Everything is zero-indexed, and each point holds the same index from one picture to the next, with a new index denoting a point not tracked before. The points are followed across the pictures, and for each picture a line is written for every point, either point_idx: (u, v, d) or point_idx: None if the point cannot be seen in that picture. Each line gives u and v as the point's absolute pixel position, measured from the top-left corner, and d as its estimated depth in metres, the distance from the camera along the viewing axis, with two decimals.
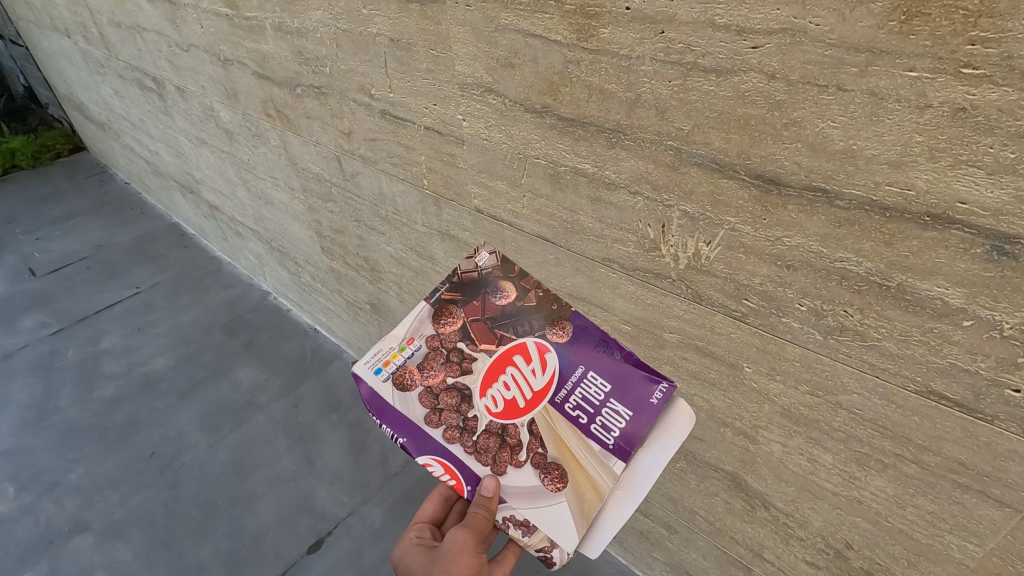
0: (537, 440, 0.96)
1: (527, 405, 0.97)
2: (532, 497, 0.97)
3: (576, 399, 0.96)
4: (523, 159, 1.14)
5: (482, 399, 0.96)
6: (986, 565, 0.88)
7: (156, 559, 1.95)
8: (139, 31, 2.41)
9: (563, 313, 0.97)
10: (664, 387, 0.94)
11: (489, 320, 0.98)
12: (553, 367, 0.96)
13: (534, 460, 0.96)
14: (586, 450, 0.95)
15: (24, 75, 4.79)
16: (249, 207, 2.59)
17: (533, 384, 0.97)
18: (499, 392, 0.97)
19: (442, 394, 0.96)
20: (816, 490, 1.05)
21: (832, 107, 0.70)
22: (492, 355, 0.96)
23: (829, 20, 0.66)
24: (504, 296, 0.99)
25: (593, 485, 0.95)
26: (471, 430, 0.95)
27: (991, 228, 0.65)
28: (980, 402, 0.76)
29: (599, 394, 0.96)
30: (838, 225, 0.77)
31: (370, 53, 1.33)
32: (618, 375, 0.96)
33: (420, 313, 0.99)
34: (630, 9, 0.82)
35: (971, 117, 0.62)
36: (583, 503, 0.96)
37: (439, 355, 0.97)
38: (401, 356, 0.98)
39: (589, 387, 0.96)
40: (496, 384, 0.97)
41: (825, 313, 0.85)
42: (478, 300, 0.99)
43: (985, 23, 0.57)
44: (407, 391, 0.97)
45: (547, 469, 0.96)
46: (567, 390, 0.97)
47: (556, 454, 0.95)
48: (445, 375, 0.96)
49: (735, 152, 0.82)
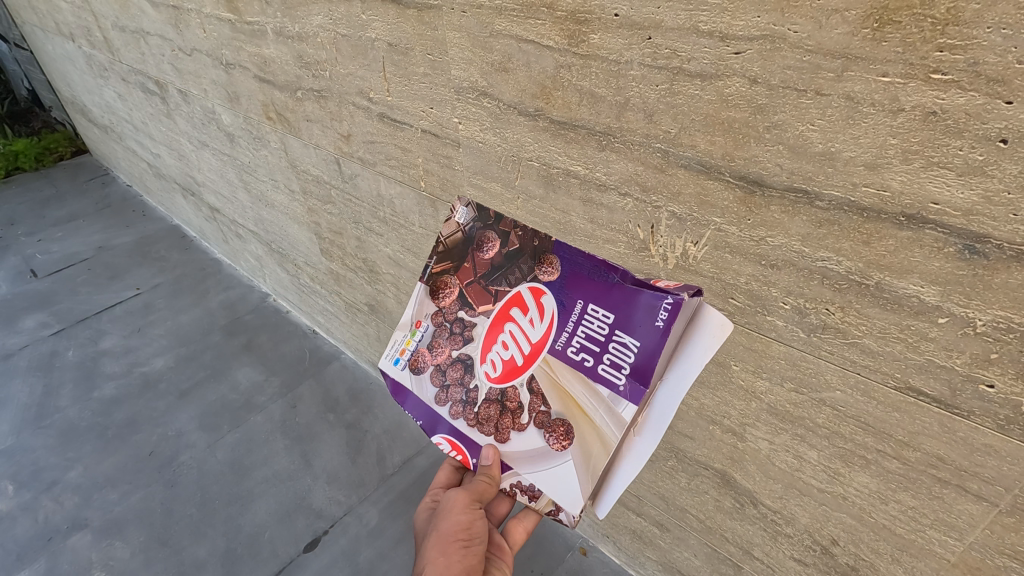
0: (539, 398, 0.87)
1: (525, 361, 0.89)
2: (534, 462, 0.91)
3: (579, 340, 0.83)
4: (517, 161, 1.16)
5: (481, 365, 0.93)
6: (966, 559, 0.90)
7: (153, 557, 1.97)
8: (143, 34, 2.44)
9: (548, 250, 0.87)
10: (670, 302, 0.75)
11: (482, 278, 0.93)
12: (551, 311, 0.86)
13: (538, 420, 0.88)
14: (591, 395, 0.81)
15: (28, 79, 4.83)
16: (249, 209, 2.62)
17: (531, 337, 0.88)
18: (499, 354, 0.92)
19: (448, 368, 0.97)
20: (802, 487, 1.07)
21: (811, 111, 0.73)
22: (491, 316, 0.92)
23: (807, 28, 0.69)
24: (489, 248, 0.93)
25: (599, 434, 0.81)
26: (474, 402, 0.95)
27: (962, 228, 0.68)
28: (956, 397, 0.78)
29: (603, 327, 0.81)
30: (819, 225, 0.79)
31: (369, 57, 1.36)
32: (620, 304, 0.80)
33: (419, 294, 1.00)
34: (619, 15, 0.85)
35: (941, 121, 0.64)
36: (589, 455, 0.83)
37: (444, 330, 0.97)
38: (413, 342, 1.01)
39: (592, 322, 0.82)
40: (496, 345, 0.92)
41: (809, 312, 0.87)
42: (466, 261, 0.95)
43: (951, 31, 0.60)
44: (421, 372, 1.00)
45: (552, 426, 0.87)
46: (568, 332, 0.84)
47: (560, 410, 0.85)
48: (450, 349, 0.96)
49: (719, 154, 0.84)
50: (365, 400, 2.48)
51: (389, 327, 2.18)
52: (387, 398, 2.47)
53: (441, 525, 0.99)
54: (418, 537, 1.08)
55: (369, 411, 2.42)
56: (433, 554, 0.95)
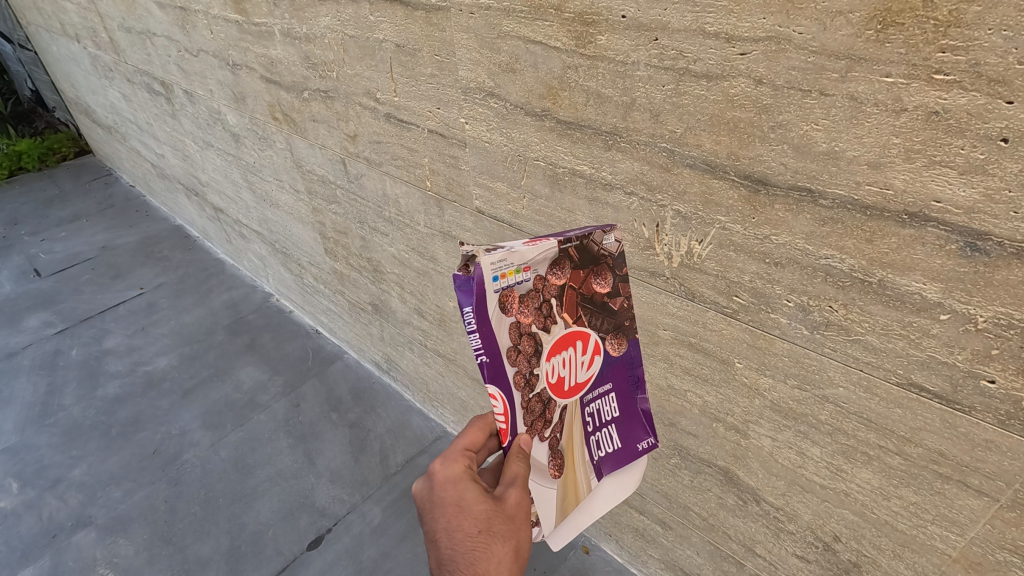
0: (560, 424, 0.83)
1: (569, 390, 0.81)
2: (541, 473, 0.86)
3: (595, 406, 0.86)
4: (523, 161, 1.18)
5: (548, 363, 0.76)
6: (967, 554, 0.91)
7: (157, 554, 1.97)
8: (149, 36, 2.46)
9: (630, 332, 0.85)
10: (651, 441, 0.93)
11: (580, 294, 0.77)
12: (595, 371, 0.84)
13: (551, 441, 0.83)
14: (581, 454, 0.87)
15: (31, 79, 4.86)
16: (253, 209, 2.63)
17: (580, 376, 0.81)
18: (558, 367, 0.78)
19: (526, 336, 0.73)
20: (805, 483, 1.08)
21: (815, 111, 0.74)
22: (568, 328, 0.77)
23: (811, 29, 0.70)
24: (601, 283, 0.79)
25: (572, 490, 0.89)
26: (532, 387, 0.76)
27: (964, 226, 0.69)
28: (958, 393, 0.79)
29: (610, 413, 0.89)
30: (822, 224, 0.80)
31: (375, 58, 1.38)
32: (632, 407, 0.91)
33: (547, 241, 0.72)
34: (626, 17, 0.86)
35: (943, 120, 0.66)
36: (563, 499, 0.89)
37: (538, 300, 0.73)
38: (519, 276, 0.69)
39: (607, 402, 0.88)
40: (561, 356, 0.78)
41: (812, 309, 0.88)
42: (585, 271, 0.77)
43: (954, 33, 0.61)
44: (503, 315, 0.71)
45: (554, 455, 0.85)
46: (595, 394, 0.86)
47: (564, 446, 0.85)
48: (534, 325, 0.74)
49: (724, 154, 0.86)
50: (368, 400, 2.48)
51: (392, 327, 2.20)
52: (390, 397, 2.48)
53: (521, 539, 0.87)
54: (457, 509, 0.90)
55: (372, 410, 2.43)
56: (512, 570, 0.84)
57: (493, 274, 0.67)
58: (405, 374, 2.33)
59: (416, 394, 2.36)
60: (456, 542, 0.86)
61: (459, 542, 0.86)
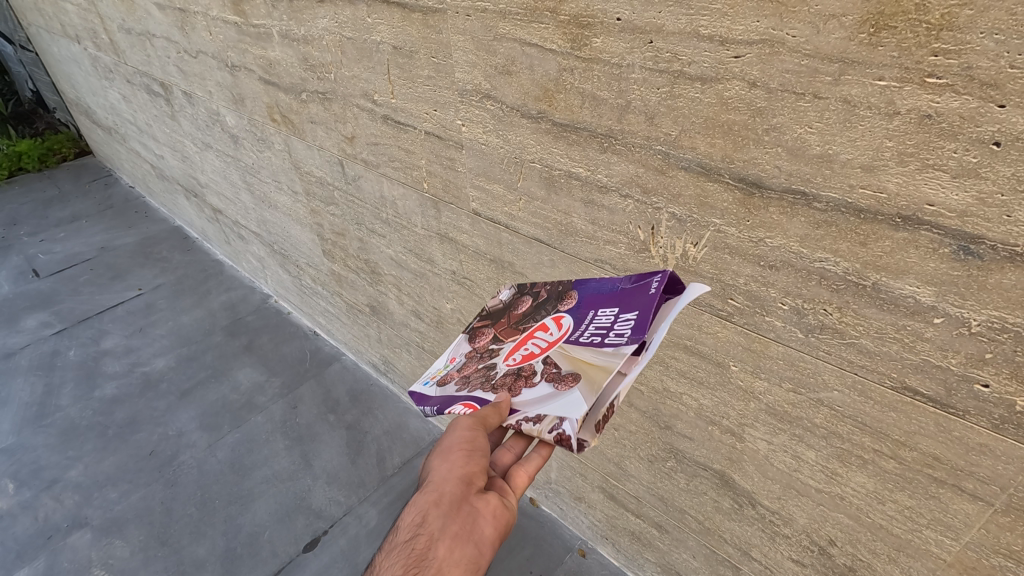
0: (551, 361, 0.89)
1: (542, 350, 0.91)
2: (543, 399, 0.85)
3: (589, 331, 0.87)
4: (519, 163, 1.18)
5: (506, 361, 0.94)
6: (962, 558, 0.91)
7: (153, 556, 1.97)
8: (148, 37, 2.47)
9: (568, 290, 0.99)
10: (661, 276, 0.86)
11: (514, 322, 1.01)
12: (568, 324, 0.92)
13: (549, 376, 0.88)
14: (598, 355, 0.81)
15: (31, 80, 4.87)
16: (252, 210, 2.63)
17: (548, 336, 0.92)
18: (521, 353, 0.94)
19: (474, 373, 0.96)
20: (800, 487, 1.08)
21: (809, 114, 0.74)
22: (515, 340, 0.97)
23: (805, 32, 0.70)
24: (523, 305, 1.03)
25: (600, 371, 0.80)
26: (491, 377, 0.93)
27: (957, 229, 0.69)
28: (952, 397, 0.79)
29: (609, 317, 0.87)
30: (817, 227, 0.80)
31: (373, 60, 1.38)
32: (626, 299, 0.88)
33: (458, 344, 1.07)
34: (621, 19, 0.87)
35: (936, 124, 0.66)
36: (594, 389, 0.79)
37: (474, 358, 1.00)
38: (443, 371, 1.01)
39: (600, 318, 0.88)
40: (520, 349, 0.94)
41: (806, 312, 0.88)
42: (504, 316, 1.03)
43: (946, 36, 0.61)
44: (445, 386, 0.97)
45: (562, 379, 0.85)
46: (580, 330, 0.88)
47: (569, 366, 0.85)
48: (479, 366, 0.96)
49: (719, 156, 0.86)
50: (365, 401, 2.48)
51: (389, 328, 2.19)
52: (388, 398, 2.48)
53: (445, 438, 0.93)
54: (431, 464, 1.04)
55: (370, 412, 2.43)
56: (438, 464, 0.92)
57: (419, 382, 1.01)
58: (402, 376, 2.33)
59: None
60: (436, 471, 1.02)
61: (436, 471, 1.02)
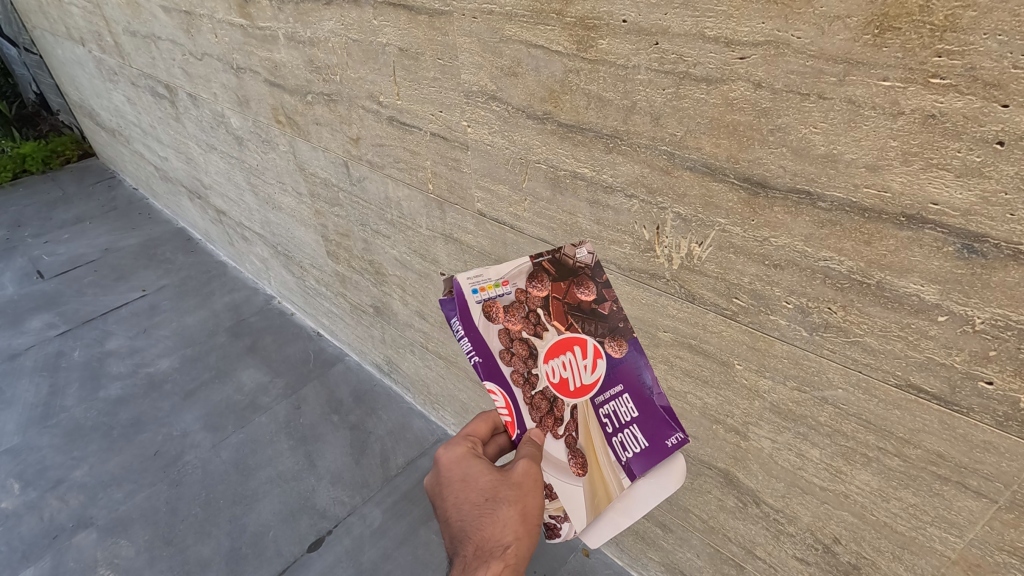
0: (574, 424, 1.01)
1: (575, 391, 1.00)
2: (560, 469, 1.03)
3: (609, 408, 1.02)
4: (524, 163, 1.19)
5: (544, 364, 0.98)
6: (966, 555, 0.91)
7: (158, 555, 1.98)
8: (153, 40, 2.48)
9: (624, 335, 0.99)
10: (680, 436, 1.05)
11: (567, 305, 0.99)
12: (600, 374, 1.00)
13: (568, 440, 1.02)
14: (604, 453, 1.02)
15: (36, 82, 4.90)
16: (256, 211, 2.64)
17: (584, 378, 1.00)
18: (557, 367, 0.99)
19: (517, 341, 0.98)
20: (805, 485, 1.08)
21: (814, 114, 0.75)
22: (561, 334, 0.98)
23: (809, 34, 0.71)
24: (586, 293, 1.00)
25: (605, 486, 1.04)
26: (533, 384, 0.99)
27: (961, 228, 0.70)
28: (956, 394, 0.80)
29: (628, 414, 1.03)
30: (821, 226, 0.81)
31: (379, 62, 1.39)
32: (649, 409, 1.04)
33: (522, 265, 1.01)
34: (627, 21, 0.87)
35: (940, 124, 0.66)
36: (595, 497, 1.04)
37: (521, 310, 0.99)
38: (495, 291, 1.00)
39: (623, 404, 1.02)
40: (558, 359, 0.99)
41: (811, 311, 0.89)
42: (564, 284, 1.00)
43: (949, 37, 0.62)
44: (490, 322, 0.99)
45: (575, 452, 1.02)
46: (606, 396, 1.02)
47: (584, 444, 1.02)
48: (522, 330, 0.98)
49: (724, 156, 0.86)
50: (369, 402, 2.49)
51: (393, 329, 2.20)
52: (391, 399, 2.49)
53: (528, 502, 0.96)
54: (461, 486, 1.00)
55: (373, 412, 2.44)
56: (519, 532, 0.93)
57: (470, 286, 0.99)
58: (406, 376, 2.34)
59: (417, 396, 2.37)
60: (465, 513, 0.96)
61: (467, 512, 0.96)
